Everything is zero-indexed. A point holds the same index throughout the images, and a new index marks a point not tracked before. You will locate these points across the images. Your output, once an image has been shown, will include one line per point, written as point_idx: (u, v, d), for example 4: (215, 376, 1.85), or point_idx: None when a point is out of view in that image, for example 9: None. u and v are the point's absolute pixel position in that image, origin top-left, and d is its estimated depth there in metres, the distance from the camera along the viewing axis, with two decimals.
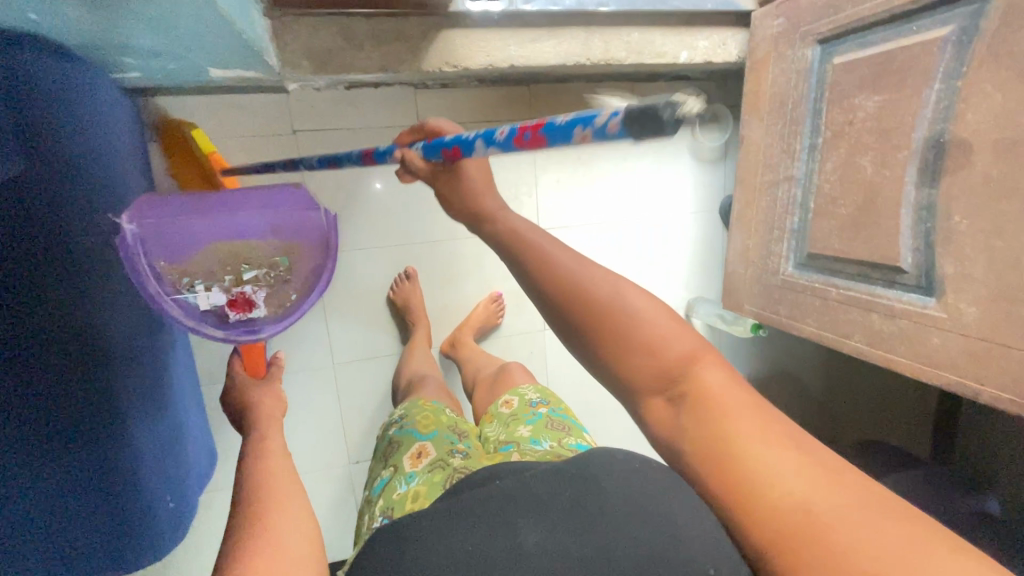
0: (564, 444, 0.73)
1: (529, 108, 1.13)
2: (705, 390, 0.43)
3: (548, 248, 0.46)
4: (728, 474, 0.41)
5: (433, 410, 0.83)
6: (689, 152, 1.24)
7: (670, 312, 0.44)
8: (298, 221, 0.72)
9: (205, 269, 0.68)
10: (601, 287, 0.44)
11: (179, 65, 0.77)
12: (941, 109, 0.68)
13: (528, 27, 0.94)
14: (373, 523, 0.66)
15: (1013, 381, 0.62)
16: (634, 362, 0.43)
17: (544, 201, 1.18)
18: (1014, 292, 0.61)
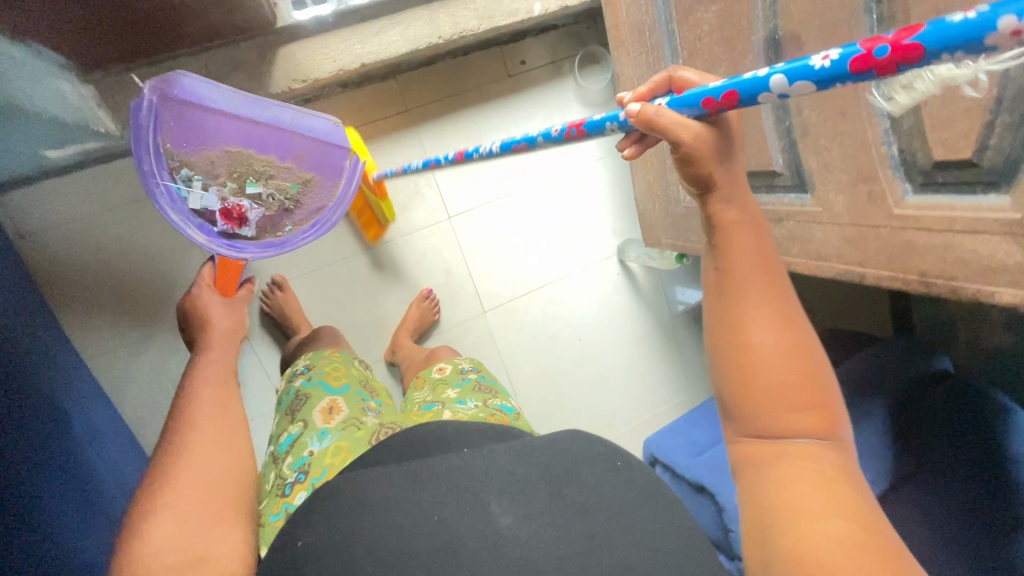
0: (489, 404, 0.79)
1: (403, 100, 1.10)
2: (809, 460, 0.40)
3: (735, 271, 0.43)
4: (764, 501, 0.40)
5: (341, 361, 0.90)
6: (577, 100, 1.20)
7: (827, 393, 0.41)
8: (317, 158, 0.91)
9: (210, 169, 0.84)
10: (760, 337, 0.41)
11: (13, 157, 0.76)
12: (769, 7, 0.67)
13: (367, 21, 0.91)
14: (284, 478, 0.68)
15: (889, 259, 0.63)
16: (759, 411, 0.41)
17: (447, 189, 1.16)
18: (869, 173, 0.61)
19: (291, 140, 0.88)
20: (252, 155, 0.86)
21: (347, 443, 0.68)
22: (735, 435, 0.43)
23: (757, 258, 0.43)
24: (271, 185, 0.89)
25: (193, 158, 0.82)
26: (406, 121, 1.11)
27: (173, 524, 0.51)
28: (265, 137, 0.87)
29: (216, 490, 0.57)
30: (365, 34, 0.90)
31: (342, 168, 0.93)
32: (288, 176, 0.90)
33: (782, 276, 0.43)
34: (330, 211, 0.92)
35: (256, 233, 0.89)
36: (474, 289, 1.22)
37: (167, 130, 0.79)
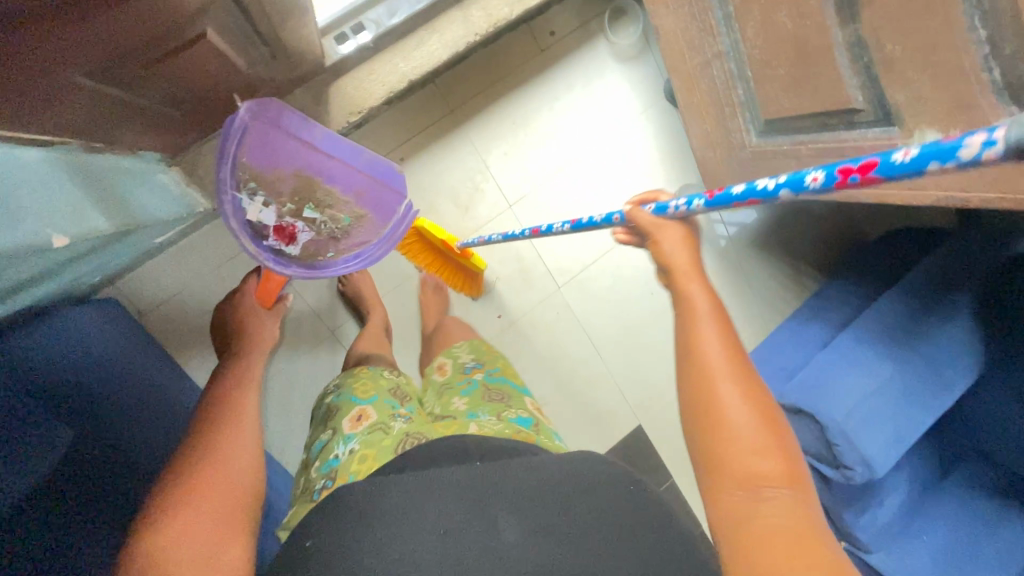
0: (503, 419, 0.70)
1: (444, 103, 1.12)
2: (773, 506, 0.44)
3: (701, 326, 0.49)
4: (731, 533, 0.44)
5: (370, 374, 0.76)
6: (610, 58, 1.17)
7: (786, 442, 0.46)
8: (377, 195, 0.92)
9: (276, 186, 0.84)
10: (729, 391, 0.46)
11: (130, 254, 0.85)
12: None
13: (405, 37, 0.92)
14: (312, 489, 0.62)
15: (998, 182, 0.60)
16: (727, 454, 0.45)
17: (503, 178, 1.15)
18: (968, 101, 0.58)
19: (355, 175, 0.89)
20: (316, 182, 0.87)
21: (373, 452, 0.60)
22: (709, 485, 0.47)
23: (720, 327, 0.49)
24: (326, 213, 0.89)
25: (262, 174, 0.82)
26: (453, 122, 1.12)
27: (192, 540, 0.48)
28: (333, 168, 0.87)
29: (233, 493, 0.54)
30: (406, 51, 0.91)
31: (395, 212, 0.94)
32: (343, 209, 0.90)
33: (746, 353, 0.49)
34: (376, 246, 0.93)
35: (300, 254, 0.89)
36: (547, 266, 1.25)
37: (248, 147, 0.78)
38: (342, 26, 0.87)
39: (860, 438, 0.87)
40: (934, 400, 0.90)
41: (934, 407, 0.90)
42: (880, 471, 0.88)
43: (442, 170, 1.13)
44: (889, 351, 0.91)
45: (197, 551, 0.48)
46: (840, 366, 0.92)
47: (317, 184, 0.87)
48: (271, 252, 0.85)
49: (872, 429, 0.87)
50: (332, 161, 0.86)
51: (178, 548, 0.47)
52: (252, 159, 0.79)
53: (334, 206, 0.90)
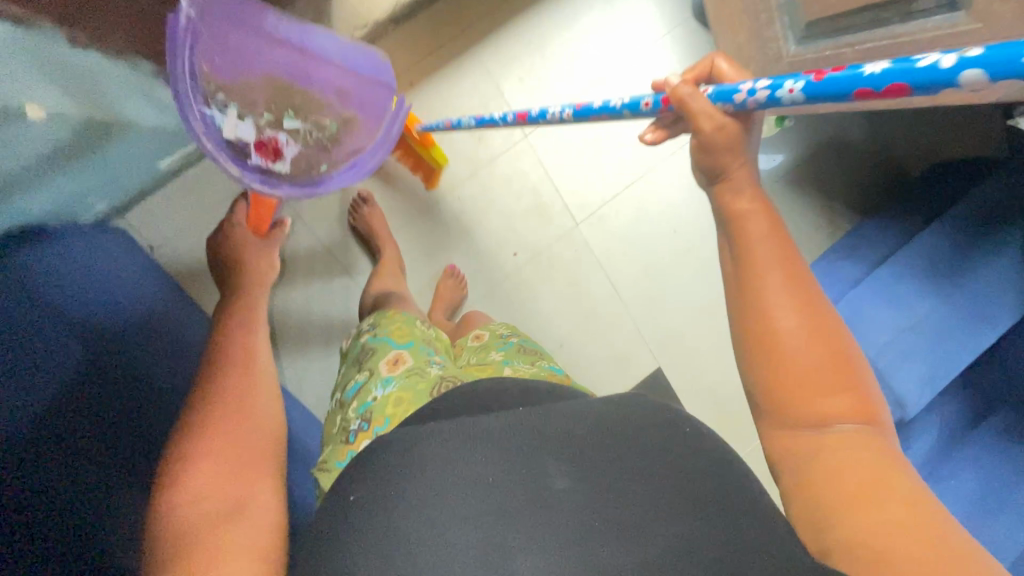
0: (541, 367, 0.75)
1: (475, 47, 1.20)
2: (843, 440, 0.46)
3: (759, 266, 0.50)
4: (808, 479, 0.46)
5: (405, 320, 0.76)
6: None
7: (850, 381, 0.48)
8: (361, 95, 0.90)
9: (247, 99, 0.81)
10: (783, 315, 0.49)
11: (131, 175, 0.97)
12: None
13: None
14: (348, 425, 0.63)
15: None
16: (791, 391, 0.48)
17: (516, 111, 1.23)
18: None
19: (332, 73, 0.87)
20: (291, 87, 0.85)
21: (412, 396, 0.60)
22: (770, 425, 0.50)
23: (779, 261, 0.50)
24: (309, 121, 0.87)
25: (232, 84, 0.79)
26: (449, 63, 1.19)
27: (217, 482, 0.50)
28: (308, 69, 0.85)
29: (251, 451, 0.55)
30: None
31: (385, 111, 0.92)
32: (327, 114, 0.88)
33: (807, 277, 0.51)
34: (369, 154, 0.91)
35: (290, 171, 0.86)
36: (563, 206, 1.31)
37: (206, 51, 0.74)
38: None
39: (895, 381, 0.93)
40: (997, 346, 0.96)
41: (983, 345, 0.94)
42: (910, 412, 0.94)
43: (457, 106, 1.20)
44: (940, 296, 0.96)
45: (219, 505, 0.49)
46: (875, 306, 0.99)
47: (294, 89, 0.85)
48: (258, 171, 0.82)
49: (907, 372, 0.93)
50: (307, 61, 0.84)
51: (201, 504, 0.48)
52: (215, 65, 0.76)
53: (315, 113, 0.88)
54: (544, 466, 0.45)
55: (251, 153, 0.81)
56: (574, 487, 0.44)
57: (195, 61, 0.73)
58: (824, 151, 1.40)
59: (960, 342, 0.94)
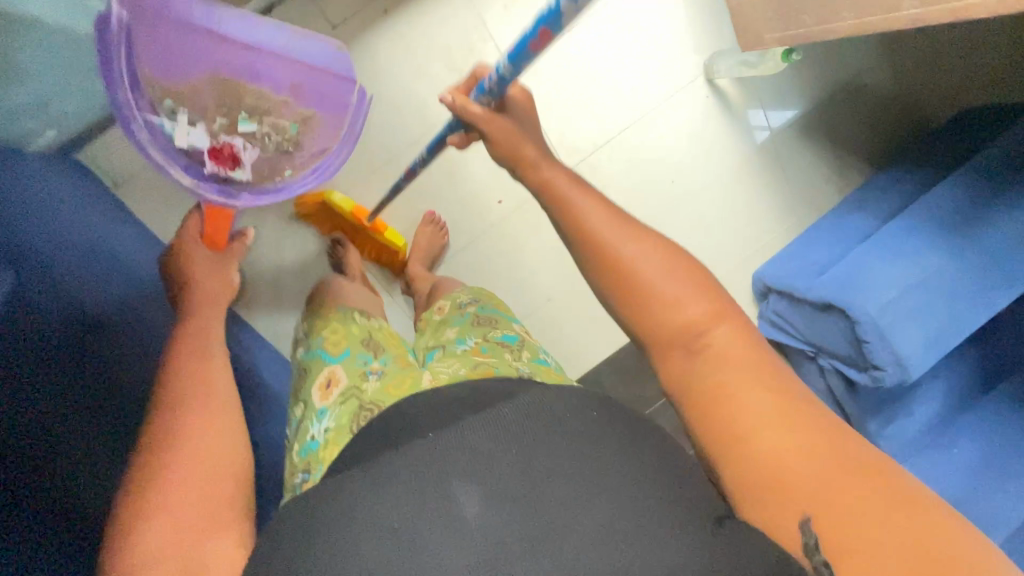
0: (490, 339, 0.75)
1: None
2: (715, 343, 0.56)
3: (598, 227, 0.59)
4: (702, 402, 0.55)
5: (341, 322, 0.81)
6: None
7: (687, 277, 0.58)
8: (319, 90, 0.84)
9: (198, 104, 0.76)
10: (630, 247, 0.58)
11: (70, 99, 0.93)
12: None
13: None
14: (293, 465, 0.68)
15: None
16: (657, 316, 0.57)
17: (501, 38, 1.22)
18: None
19: (284, 68, 0.81)
20: (243, 86, 0.80)
21: (336, 433, 0.65)
22: (656, 348, 0.58)
23: (594, 202, 0.61)
24: (265, 124, 0.81)
25: (174, 85, 0.74)
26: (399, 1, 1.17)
27: (166, 541, 0.50)
28: (257, 65, 0.80)
29: (213, 483, 0.55)
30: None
31: (347, 105, 0.84)
32: (285, 114, 0.83)
33: (620, 211, 0.61)
34: (335, 153, 0.84)
35: (253, 179, 0.81)
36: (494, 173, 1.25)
37: (143, 53, 0.71)
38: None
39: (895, 337, 0.93)
40: (994, 298, 0.96)
41: (988, 304, 0.96)
42: (913, 372, 0.95)
43: (438, 33, 1.20)
44: (940, 238, 0.98)
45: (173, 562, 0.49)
46: (887, 254, 0.98)
47: (243, 87, 0.80)
48: (215, 180, 0.78)
49: (910, 325, 0.93)
50: (256, 57, 0.79)
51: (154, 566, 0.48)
52: (152, 66, 0.72)
53: (273, 114, 0.82)
54: (449, 493, 0.44)
55: (206, 163, 0.77)
56: (484, 512, 0.43)
57: (132, 65, 0.70)
58: (813, 88, 1.38)
59: (966, 303, 0.96)
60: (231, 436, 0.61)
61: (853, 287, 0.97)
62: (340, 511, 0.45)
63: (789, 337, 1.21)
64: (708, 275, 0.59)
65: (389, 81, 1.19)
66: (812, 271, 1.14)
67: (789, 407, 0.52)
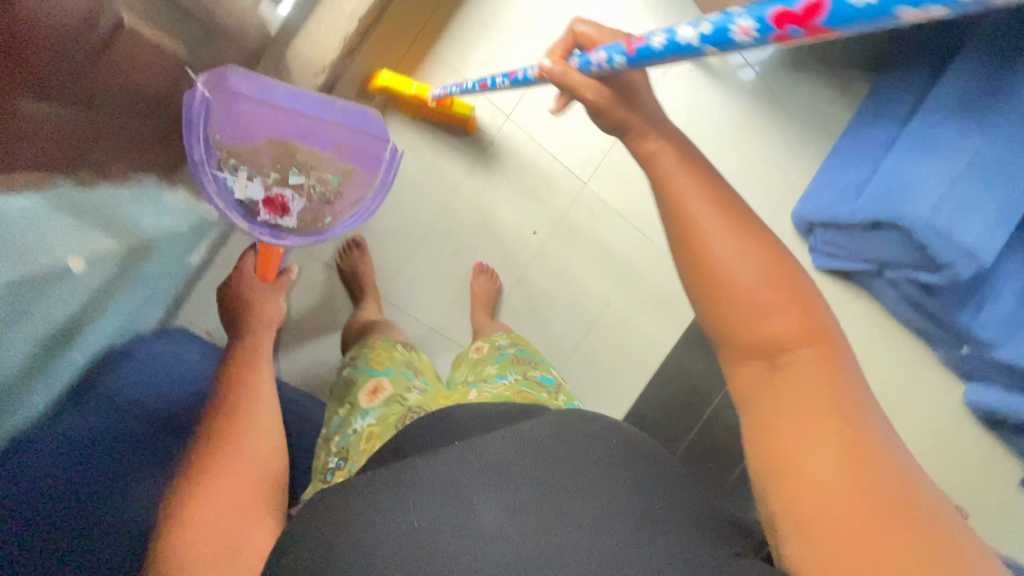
0: (529, 376, 0.78)
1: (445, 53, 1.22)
2: (796, 365, 0.47)
3: (697, 215, 0.49)
4: (761, 416, 0.48)
5: (386, 347, 0.87)
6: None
7: (783, 287, 0.48)
8: (359, 150, 0.96)
9: (259, 162, 0.85)
10: (725, 244, 0.49)
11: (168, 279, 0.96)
12: None
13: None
14: (329, 459, 0.70)
15: None
16: (738, 326, 0.49)
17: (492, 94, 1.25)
18: None
19: (329, 132, 0.92)
20: (293, 146, 0.89)
21: (379, 429, 0.68)
22: (729, 356, 0.51)
23: (701, 193, 0.50)
24: (312, 175, 0.91)
25: (238, 148, 0.83)
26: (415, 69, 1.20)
27: (221, 516, 0.53)
28: (307, 130, 0.90)
29: (244, 493, 0.57)
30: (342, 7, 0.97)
31: (380, 159, 0.96)
32: (329, 169, 0.92)
33: (737, 208, 0.50)
34: (371, 200, 0.95)
35: (297, 224, 0.89)
36: (565, 168, 1.33)
37: (217, 121, 0.79)
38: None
39: (958, 236, 1.00)
40: None
41: None
42: (986, 259, 1.02)
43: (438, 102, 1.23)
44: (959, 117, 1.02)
45: (229, 530, 0.53)
46: (921, 150, 1.05)
47: (296, 148, 0.89)
48: (266, 226, 0.86)
49: (970, 216, 1.00)
50: (309, 123, 0.90)
51: (210, 529, 0.52)
52: (224, 133, 0.80)
53: (319, 168, 0.92)
54: (472, 504, 0.50)
55: (259, 212, 0.85)
56: (499, 516, 0.49)
57: (208, 131, 0.78)
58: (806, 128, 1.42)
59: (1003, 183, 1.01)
60: (273, 433, 0.66)
61: (900, 192, 1.04)
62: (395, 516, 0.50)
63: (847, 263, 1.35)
64: (822, 302, 0.50)
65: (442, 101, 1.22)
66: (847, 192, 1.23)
67: (856, 448, 0.44)
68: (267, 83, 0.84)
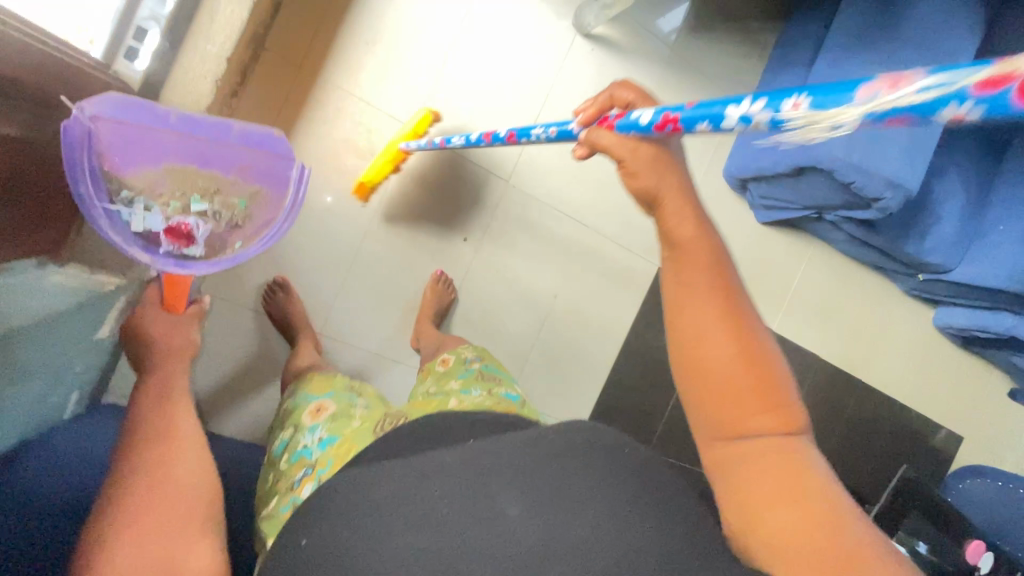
0: (494, 393, 0.80)
1: (331, 92, 1.21)
2: (775, 453, 0.49)
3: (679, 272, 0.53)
4: (743, 501, 0.49)
5: (325, 376, 0.87)
6: None
7: (770, 381, 0.51)
8: (266, 169, 0.93)
9: (162, 193, 0.83)
10: (711, 330, 0.51)
11: (76, 359, 0.93)
12: None
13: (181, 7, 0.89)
14: (287, 471, 0.70)
15: None
16: (724, 409, 0.51)
17: (386, 105, 1.25)
18: None
19: (232, 152, 0.89)
20: (195, 171, 0.87)
21: (352, 435, 0.68)
22: (710, 437, 0.52)
23: (703, 287, 0.52)
24: (215, 201, 0.88)
25: (132, 178, 0.81)
26: (313, 82, 1.20)
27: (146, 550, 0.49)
28: (210, 152, 0.88)
29: (183, 497, 0.55)
30: (208, 31, 0.95)
31: (290, 178, 0.94)
32: (234, 191, 0.90)
33: (725, 278, 0.53)
34: (282, 220, 0.91)
35: (204, 251, 0.86)
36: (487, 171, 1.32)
37: (103, 153, 0.77)
38: (125, 42, 0.88)
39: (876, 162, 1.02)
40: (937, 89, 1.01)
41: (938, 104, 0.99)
42: (910, 184, 1.03)
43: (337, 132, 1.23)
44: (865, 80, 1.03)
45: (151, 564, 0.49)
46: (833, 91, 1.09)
47: (198, 172, 0.87)
48: (171, 257, 0.83)
49: (888, 150, 1.01)
50: (206, 144, 0.87)
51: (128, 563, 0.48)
52: (115, 163, 0.79)
53: (223, 192, 0.89)
54: (494, 498, 0.52)
55: (159, 240, 0.82)
56: (525, 514, 0.50)
57: (93, 164, 0.76)
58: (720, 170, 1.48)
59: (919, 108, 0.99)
60: (189, 440, 0.63)
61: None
62: (374, 509, 0.52)
63: (784, 213, 1.42)
64: (790, 384, 0.52)
65: (354, 90, 1.23)
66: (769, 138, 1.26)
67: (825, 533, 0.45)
68: (148, 109, 0.80)
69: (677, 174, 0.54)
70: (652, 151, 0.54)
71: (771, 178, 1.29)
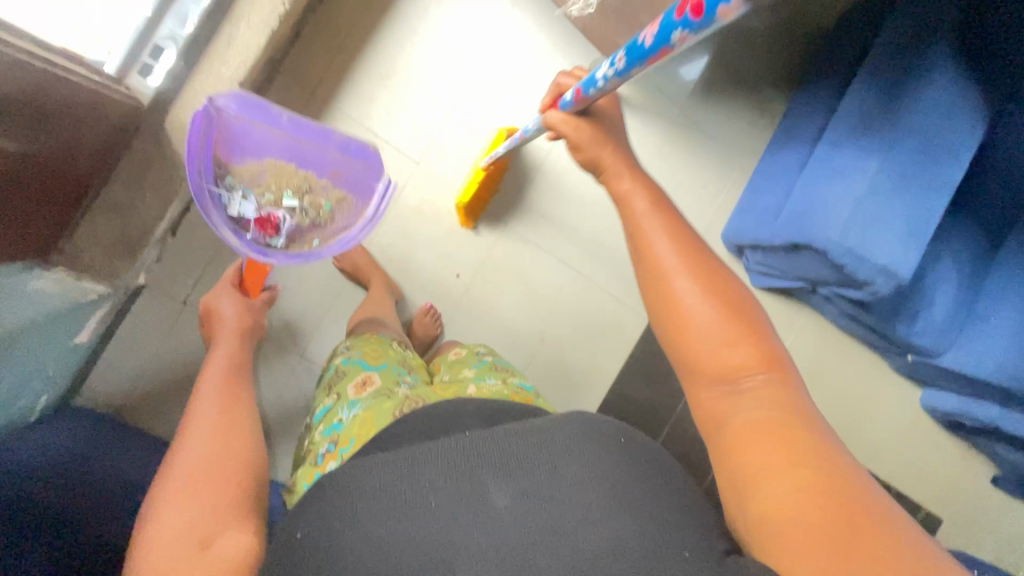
0: (509, 383, 0.81)
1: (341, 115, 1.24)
2: (755, 391, 0.52)
3: (645, 234, 0.58)
4: (731, 446, 0.52)
5: (378, 342, 0.91)
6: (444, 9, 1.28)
7: (746, 326, 0.54)
8: (352, 177, 1.01)
9: (259, 185, 0.93)
10: (681, 286, 0.55)
11: (54, 364, 0.99)
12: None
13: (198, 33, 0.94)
14: (318, 444, 0.74)
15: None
16: (700, 354, 0.54)
17: (393, 138, 1.27)
18: None
19: (327, 157, 0.99)
20: (292, 169, 0.97)
21: (372, 414, 0.69)
22: (695, 383, 0.56)
23: (672, 244, 0.57)
24: (305, 200, 0.96)
25: (238, 168, 0.92)
26: (322, 110, 1.23)
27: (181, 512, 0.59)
28: (308, 154, 0.98)
29: (222, 476, 0.64)
30: (222, 54, 0.99)
31: (373, 188, 1.01)
32: (323, 194, 0.98)
33: (690, 236, 0.58)
34: (359, 226, 0.97)
35: (285, 244, 0.94)
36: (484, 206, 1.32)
37: (219, 141, 0.89)
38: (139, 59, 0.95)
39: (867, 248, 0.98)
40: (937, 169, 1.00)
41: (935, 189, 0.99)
42: (902, 274, 1.00)
43: None
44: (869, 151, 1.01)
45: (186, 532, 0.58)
46: (827, 176, 1.04)
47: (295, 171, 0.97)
48: (256, 244, 0.91)
49: (877, 236, 0.98)
50: (305, 146, 0.98)
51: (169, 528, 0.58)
52: (227, 152, 0.91)
53: (312, 193, 0.97)
54: (484, 489, 0.52)
55: (249, 226, 0.91)
56: (513, 504, 0.51)
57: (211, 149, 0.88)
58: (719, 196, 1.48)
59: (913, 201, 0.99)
60: (238, 427, 0.73)
61: (807, 219, 1.05)
62: (361, 503, 0.52)
63: (779, 282, 1.37)
64: (763, 319, 0.56)
65: (363, 119, 1.25)
66: (767, 216, 1.24)
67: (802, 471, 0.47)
68: (266, 109, 0.93)
69: (614, 143, 0.66)
70: (591, 128, 0.67)
71: (768, 247, 1.24)
